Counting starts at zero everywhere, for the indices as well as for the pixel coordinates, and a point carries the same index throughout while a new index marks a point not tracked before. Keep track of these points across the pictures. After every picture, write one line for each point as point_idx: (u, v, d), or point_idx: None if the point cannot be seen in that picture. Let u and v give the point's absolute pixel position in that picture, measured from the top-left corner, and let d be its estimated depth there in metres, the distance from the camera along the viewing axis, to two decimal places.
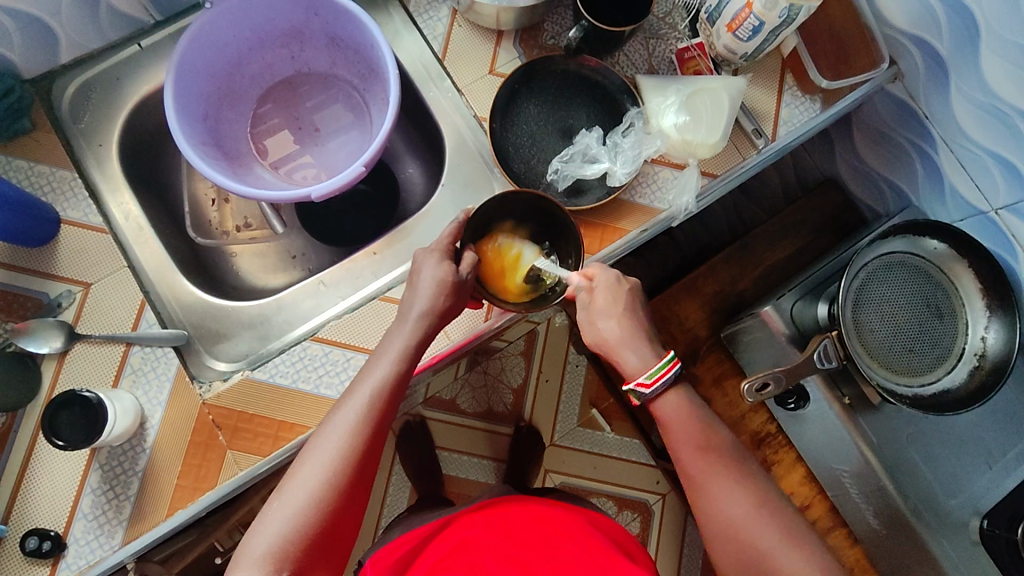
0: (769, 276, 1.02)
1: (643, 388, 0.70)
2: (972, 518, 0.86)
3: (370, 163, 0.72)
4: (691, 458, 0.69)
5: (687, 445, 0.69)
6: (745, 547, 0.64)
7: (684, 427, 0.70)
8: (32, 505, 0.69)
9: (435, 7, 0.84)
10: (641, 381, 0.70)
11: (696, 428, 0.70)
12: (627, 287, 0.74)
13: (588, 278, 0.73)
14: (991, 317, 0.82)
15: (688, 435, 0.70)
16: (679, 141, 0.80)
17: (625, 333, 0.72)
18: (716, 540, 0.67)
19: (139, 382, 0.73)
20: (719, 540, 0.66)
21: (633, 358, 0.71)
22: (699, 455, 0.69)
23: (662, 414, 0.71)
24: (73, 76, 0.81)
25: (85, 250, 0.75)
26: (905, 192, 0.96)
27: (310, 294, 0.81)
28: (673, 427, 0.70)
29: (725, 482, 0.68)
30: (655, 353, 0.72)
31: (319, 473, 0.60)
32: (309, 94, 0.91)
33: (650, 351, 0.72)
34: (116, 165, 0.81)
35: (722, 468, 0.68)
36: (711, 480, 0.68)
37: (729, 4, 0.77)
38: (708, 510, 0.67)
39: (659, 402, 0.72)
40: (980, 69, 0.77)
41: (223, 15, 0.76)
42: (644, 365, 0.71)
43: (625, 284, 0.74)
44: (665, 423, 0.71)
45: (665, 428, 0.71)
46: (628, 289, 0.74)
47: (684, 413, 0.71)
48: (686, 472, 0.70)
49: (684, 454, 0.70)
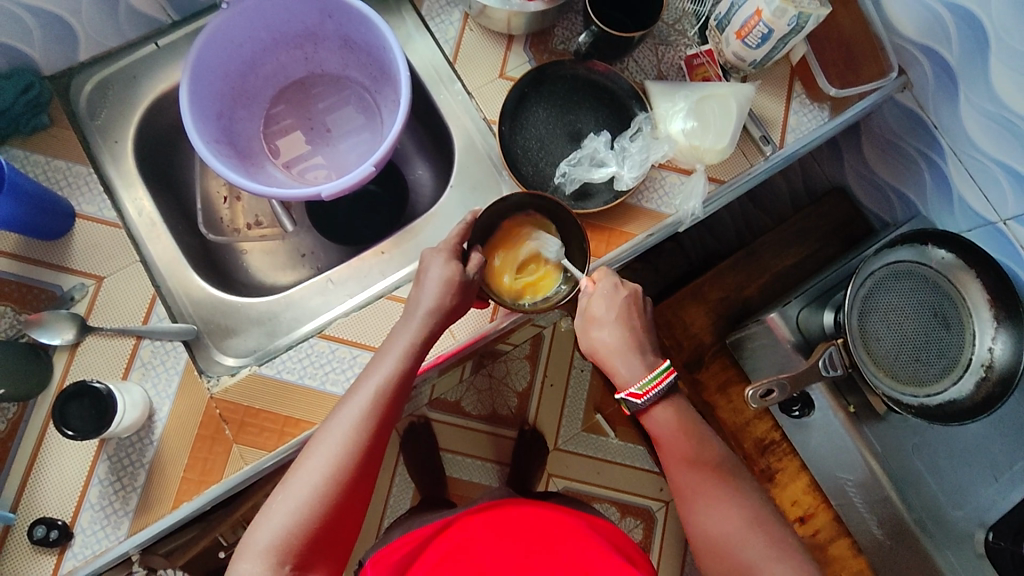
0: (776, 283, 1.02)
1: (635, 399, 0.71)
2: (978, 529, 0.85)
3: (379, 164, 0.73)
4: (683, 471, 0.70)
5: (680, 457, 0.70)
6: (731, 559, 0.64)
7: (676, 441, 0.70)
8: (41, 494, 0.70)
9: (447, 11, 0.85)
10: (634, 392, 0.71)
11: (687, 441, 0.70)
12: (624, 294, 0.74)
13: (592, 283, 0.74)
14: (998, 328, 0.81)
15: (682, 446, 0.70)
16: (686, 146, 0.81)
17: (619, 344, 0.72)
18: (702, 552, 0.67)
19: (148, 375, 0.74)
20: (705, 553, 0.67)
21: (625, 370, 0.71)
22: (691, 469, 0.69)
23: (654, 428, 0.72)
24: (91, 74, 0.82)
25: (100, 244, 0.76)
26: (913, 201, 0.96)
27: (318, 292, 0.82)
28: (665, 439, 0.71)
29: (726, 491, 0.68)
30: (646, 364, 0.72)
31: (322, 468, 0.61)
32: (321, 95, 0.92)
33: (641, 362, 0.72)
34: (131, 161, 0.82)
35: (711, 480, 0.68)
36: (700, 491, 0.68)
37: (739, 11, 0.77)
38: (692, 523, 0.68)
39: (649, 416, 0.72)
40: (988, 78, 0.77)
41: (240, 16, 0.77)
42: (635, 377, 0.71)
43: (621, 292, 0.74)
44: (657, 438, 0.72)
45: (656, 441, 0.72)
46: (628, 295, 0.74)
47: (676, 426, 0.71)
48: (675, 482, 0.71)
49: (673, 466, 0.70)
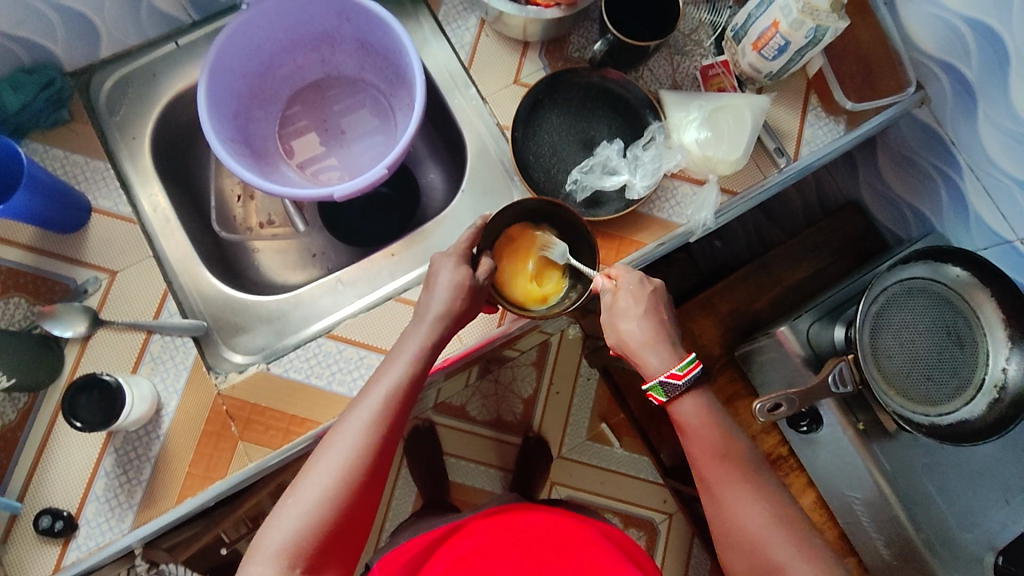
0: (787, 297, 1.01)
1: (673, 380, 0.69)
2: (987, 553, 0.84)
3: (392, 166, 0.73)
4: (708, 465, 0.69)
5: (705, 452, 0.69)
6: (757, 554, 0.64)
7: (705, 432, 0.69)
8: (48, 484, 0.71)
9: (464, 17, 0.86)
10: (674, 372, 0.69)
11: (715, 433, 0.69)
12: (650, 289, 0.73)
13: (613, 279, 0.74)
14: (1012, 348, 0.80)
15: (708, 443, 0.69)
16: (699, 157, 0.80)
17: (647, 336, 0.71)
18: (728, 546, 0.67)
19: (157, 369, 0.74)
20: (732, 547, 0.66)
21: (654, 361, 0.70)
22: (716, 461, 0.68)
23: (680, 418, 0.71)
24: (111, 71, 0.83)
25: (113, 238, 0.77)
26: (928, 218, 0.95)
27: (327, 292, 0.82)
28: (692, 431, 0.70)
29: (743, 486, 0.67)
30: (674, 353, 0.71)
31: (333, 471, 0.61)
32: (337, 97, 0.93)
33: (669, 351, 0.71)
34: (148, 158, 0.83)
35: (733, 478, 0.68)
36: (727, 485, 0.67)
37: (756, 22, 0.77)
38: (722, 518, 0.67)
39: (677, 406, 0.71)
40: (1008, 96, 0.76)
41: (260, 17, 0.78)
42: (666, 366, 0.70)
43: (646, 287, 0.73)
44: (684, 428, 0.70)
45: (683, 432, 0.70)
46: (651, 290, 0.73)
47: (703, 417, 0.70)
48: (701, 475, 0.70)
49: (701, 459, 0.69)
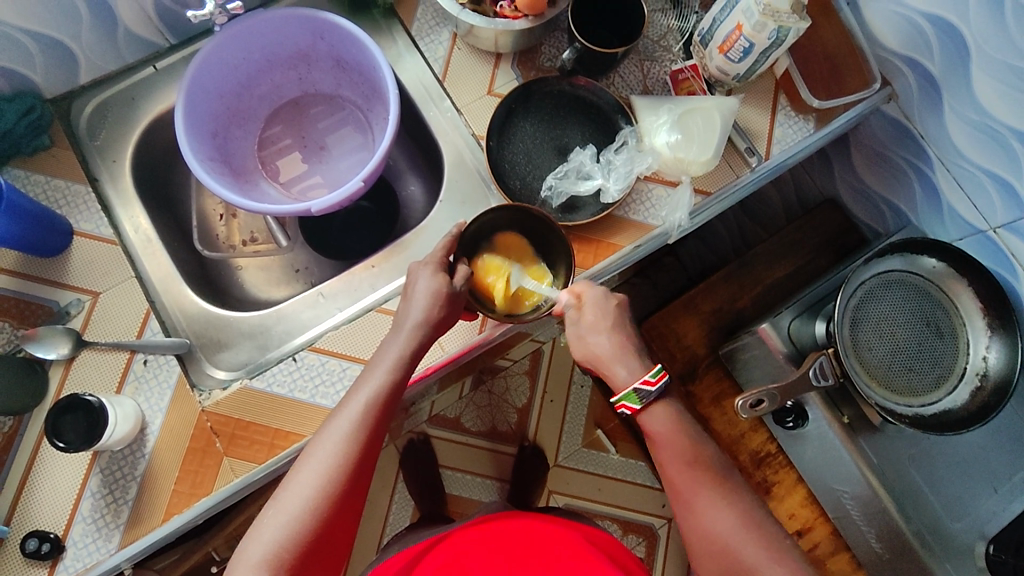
0: (768, 295, 1.02)
1: (647, 387, 0.68)
2: (977, 542, 0.83)
3: (368, 179, 0.74)
4: (678, 473, 0.68)
5: (675, 460, 0.69)
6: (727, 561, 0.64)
7: (673, 442, 0.69)
8: (34, 508, 0.71)
9: (436, 31, 0.87)
10: (646, 379, 0.69)
11: (685, 442, 0.69)
12: (614, 304, 0.73)
13: (577, 295, 0.73)
14: (992, 336, 0.81)
15: (676, 450, 0.69)
16: (671, 158, 0.82)
17: (615, 347, 0.71)
18: (697, 551, 0.67)
19: (141, 388, 0.75)
20: (701, 551, 0.67)
21: (623, 372, 0.70)
22: (686, 469, 0.68)
23: (650, 427, 0.70)
24: (91, 97, 0.85)
25: (96, 260, 0.78)
26: (904, 211, 0.96)
27: (309, 305, 0.83)
28: (664, 441, 0.69)
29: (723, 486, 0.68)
30: (643, 364, 0.71)
31: (313, 482, 0.61)
32: (317, 115, 0.95)
33: (639, 363, 0.71)
34: (129, 180, 0.84)
35: (711, 484, 0.68)
36: (696, 492, 0.67)
37: (721, 26, 0.79)
38: (696, 527, 0.67)
39: (647, 415, 0.70)
40: (972, 88, 0.78)
41: (234, 40, 0.80)
42: (636, 376, 0.70)
43: (612, 302, 0.73)
44: (653, 437, 0.70)
45: (652, 441, 0.70)
46: (617, 305, 0.74)
47: (674, 425, 0.69)
48: (674, 486, 0.69)
49: (670, 469, 0.69)
